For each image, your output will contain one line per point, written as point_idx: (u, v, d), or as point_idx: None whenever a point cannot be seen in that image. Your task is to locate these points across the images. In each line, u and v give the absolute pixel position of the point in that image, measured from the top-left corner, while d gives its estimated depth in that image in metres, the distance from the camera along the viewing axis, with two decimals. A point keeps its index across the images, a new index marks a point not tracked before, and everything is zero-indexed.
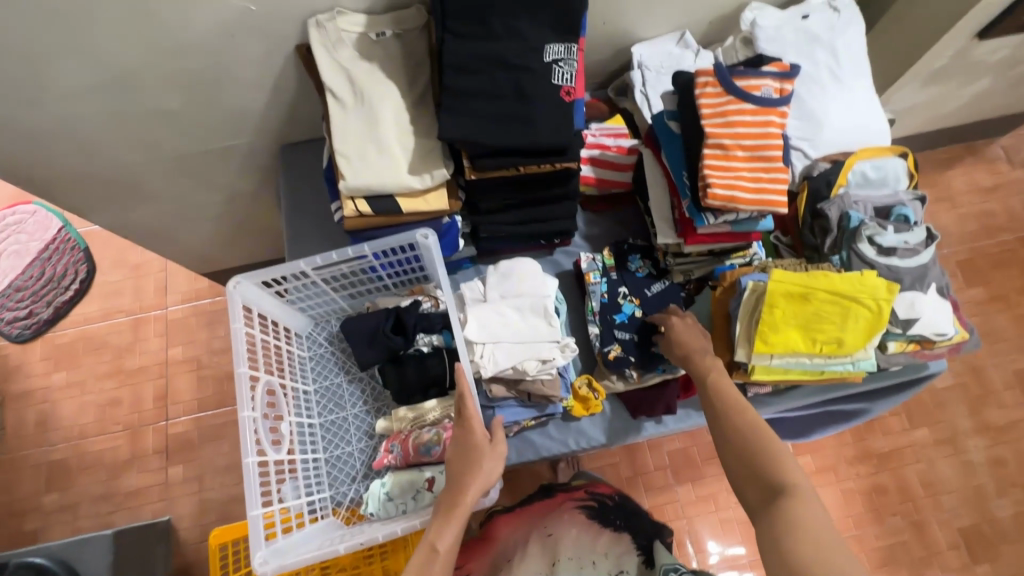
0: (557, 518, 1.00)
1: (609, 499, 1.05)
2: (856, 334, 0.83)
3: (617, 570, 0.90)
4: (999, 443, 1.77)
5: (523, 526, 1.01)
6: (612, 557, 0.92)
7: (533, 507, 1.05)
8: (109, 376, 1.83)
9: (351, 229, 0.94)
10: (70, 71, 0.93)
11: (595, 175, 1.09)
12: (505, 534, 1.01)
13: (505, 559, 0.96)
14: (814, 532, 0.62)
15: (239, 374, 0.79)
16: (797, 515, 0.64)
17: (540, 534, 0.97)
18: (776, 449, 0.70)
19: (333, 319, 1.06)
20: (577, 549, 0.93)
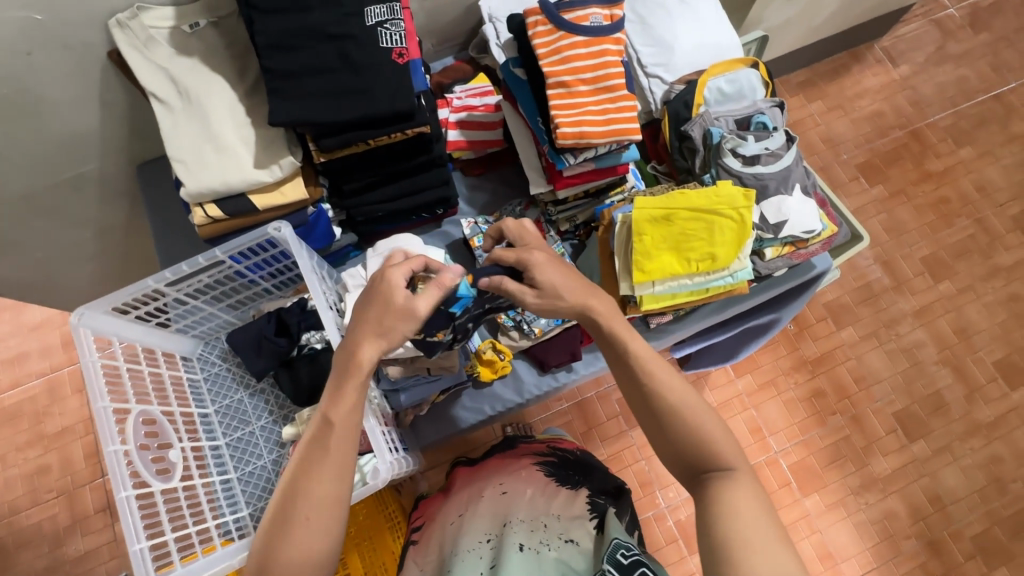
0: (514, 473, 0.90)
1: (570, 453, 0.97)
2: (726, 247, 0.83)
3: (567, 538, 0.79)
4: (918, 327, 1.87)
5: (477, 482, 0.91)
6: (563, 518, 0.82)
7: (489, 461, 0.97)
8: (31, 445, 1.71)
9: (209, 236, 0.89)
10: None
11: (463, 138, 1.06)
12: (459, 486, 0.93)
13: (458, 508, 0.88)
14: (748, 517, 0.59)
15: (98, 412, 0.73)
16: (731, 495, 0.61)
17: (495, 489, 0.88)
18: (711, 428, 0.66)
19: (224, 334, 1.01)
20: (530, 510, 0.83)
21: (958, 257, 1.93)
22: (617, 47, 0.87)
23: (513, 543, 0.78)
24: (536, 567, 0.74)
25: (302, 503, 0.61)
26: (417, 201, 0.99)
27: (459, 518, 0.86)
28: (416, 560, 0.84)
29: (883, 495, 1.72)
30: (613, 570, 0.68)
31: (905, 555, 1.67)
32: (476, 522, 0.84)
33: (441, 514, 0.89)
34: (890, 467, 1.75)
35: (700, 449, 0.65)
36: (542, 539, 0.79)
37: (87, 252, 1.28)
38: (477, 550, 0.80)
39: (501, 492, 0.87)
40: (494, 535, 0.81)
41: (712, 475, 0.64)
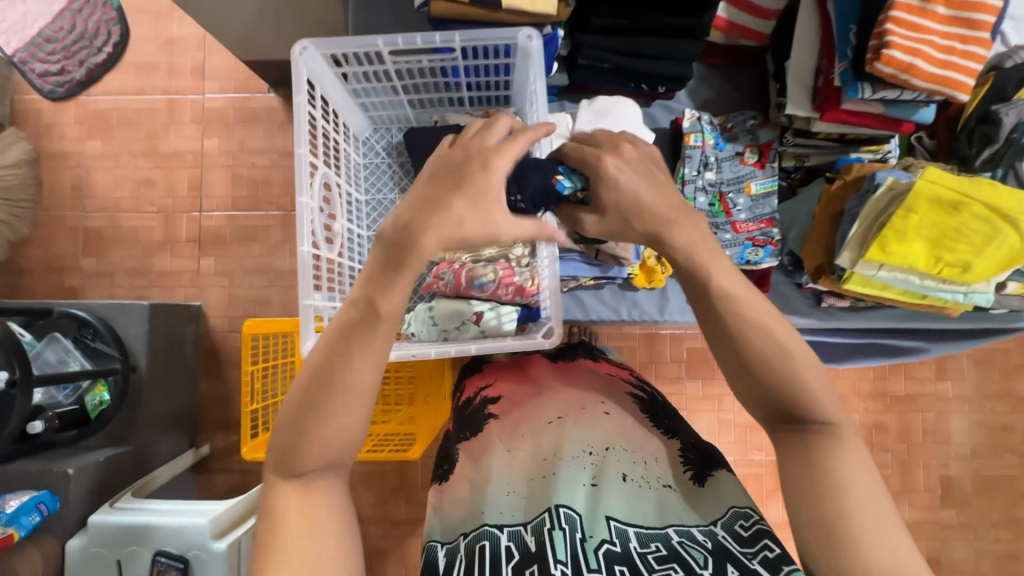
0: (614, 394, 0.76)
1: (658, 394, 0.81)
2: (989, 265, 0.72)
3: (666, 483, 0.65)
4: (1016, 411, 1.75)
5: (574, 387, 0.76)
6: (666, 463, 0.68)
7: (581, 366, 0.81)
8: (143, 155, 1.63)
9: (433, 16, 0.78)
10: None
11: (727, 18, 0.87)
12: (555, 386, 0.77)
13: (554, 406, 0.72)
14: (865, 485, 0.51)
15: (299, 158, 0.70)
16: (833, 459, 0.53)
17: (596, 404, 0.72)
18: (814, 384, 0.55)
19: (394, 128, 0.95)
20: (636, 442, 0.69)
21: None
22: None
23: (617, 470, 0.65)
24: (637, 503, 0.62)
25: (337, 391, 0.52)
26: (652, 68, 0.86)
27: (557, 419, 0.71)
28: (500, 436, 0.71)
29: None
30: (731, 539, 0.58)
31: None
32: (574, 429, 0.69)
33: (522, 400, 0.75)
34: (910, 519, 1.74)
35: (799, 404, 0.55)
36: (648, 475, 0.65)
37: None
38: (575, 461, 0.65)
39: (601, 413, 0.71)
40: (596, 449, 0.67)
41: (813, 430, 0.55)
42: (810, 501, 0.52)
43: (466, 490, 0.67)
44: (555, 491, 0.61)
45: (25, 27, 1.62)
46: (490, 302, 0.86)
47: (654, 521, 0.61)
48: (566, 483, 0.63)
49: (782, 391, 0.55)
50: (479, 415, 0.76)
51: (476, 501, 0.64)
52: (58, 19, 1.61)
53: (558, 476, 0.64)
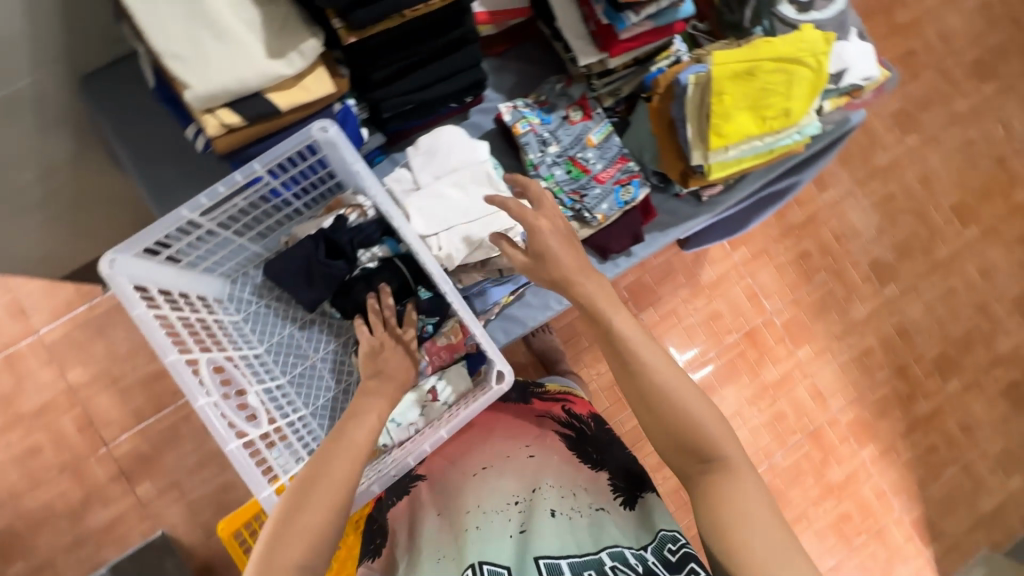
0: (539, 435, 0.88)
1: (587, 423, 0.94)
2: (801, 101, 0.80)
3: (596, 507, 0.79)
4: (888, 181, 1.99)
5: (504, 436, 0.89)
6: (592, 490, 0.81)
7: (507, 410, 0.94)
8: (8, 429, 1.36)
9: (225, 152, 0.75)
10: None
11: (487, 10, 0.91)
12: (486, 436, 0.90)
13: (482, 459, 0.86)
14: (758, 517, 0.62)
15: (172, 365, 0.65)
16: (733, 495, 0.63)
17: (522, 451, 0.86)
18: (708, 419, 0.67)
19: (252, 268, 0.89)
20: (561, 477, 0.81)
21: (923, 108, 2.02)
22: None
23: (546, 508, 0.77)
24: (569, 533, 0.74)
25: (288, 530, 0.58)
26: (451, 87, 0.87)
27: (483, 470, 0.84)
28: (433, 500, 0.85)
29: (861, 336, 1.93)
30: (659, 562, 0.69)
31: (879, 382, 1.92)
32: (504, 480, 0.82)
33: (457, 459, 0.88)
34: (867, 311, 1.94)
35: (698, 440, 0.66)
36: (574, 505, 0.78)
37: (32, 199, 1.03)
38: (506, 512, 0.78)
39: (527, 458, 0.84)
40: (522, 496, 0.80)
41: (712, 467, 0.66)
42: (711, 527, 0.63)
43: (402, 550, 0.82)
44: (474, 549, 0.73)
45: None
46: (436, 373, 0.85)
47: (588, 546, 0.72)
48: (488, 538, 0.75)
49: (681, 430, 0.67)
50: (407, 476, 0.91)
51: (407, 561, 0.80)
52: None
53: (483, 529, 0.76)
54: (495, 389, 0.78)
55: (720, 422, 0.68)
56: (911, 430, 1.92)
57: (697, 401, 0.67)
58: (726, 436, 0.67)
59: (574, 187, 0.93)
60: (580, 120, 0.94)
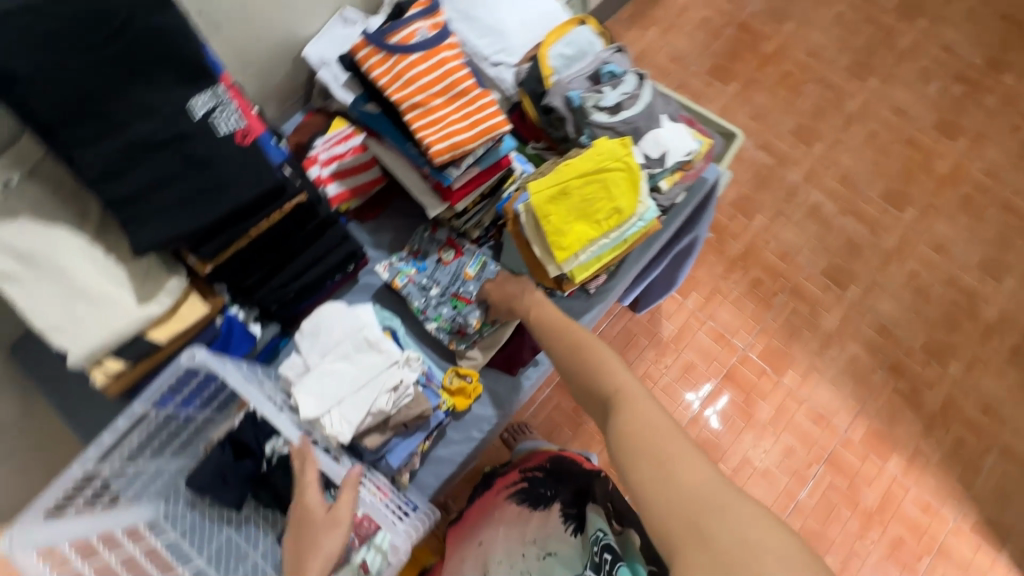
0: (489, 521, 0.95)
1: (538, 470, 0.98)
2: (625, 196, 0.87)
3: (546, 553, 0.85)
4: (809, 191, 2.05)
5: (464, 538, 0.98)
6: (538, 539, 0.87)
7: (474, 510, 1.03)
8: None
9: (121, 391, 0.84)
10: None
11: (346, 189, 1.03)
12: (459, 549, 0.97)
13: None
14: (643, 429, 0.68)
15: None
16: (630, 413, 0.71)
17: (474, 544, 0.94)
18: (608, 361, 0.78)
19: (182, 482, 0.92)
20: (507, 546, 0.88)
21: (818, 118, 2.13)
22: (455, 51, 0.87)
23: None
24: None
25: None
26: (323, 267, 0.96)
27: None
28: None
29: (842, 346, 1.88)
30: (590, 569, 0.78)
31: (879, 386, 1.84)
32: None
33: None
34: (838, 319, 1.91)
35: (596, 382, 0.77)
36: (523, 563, 0.85)
37: None
38: None
39: (476, 544, 0.93)
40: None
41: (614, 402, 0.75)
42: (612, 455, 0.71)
43: None
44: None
45: None
46: None
47: None
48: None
49: (586, 378, 0.79)
50: None
51: None
52: None
53: None
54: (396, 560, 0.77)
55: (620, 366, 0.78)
56: (932, 427, 1.80)
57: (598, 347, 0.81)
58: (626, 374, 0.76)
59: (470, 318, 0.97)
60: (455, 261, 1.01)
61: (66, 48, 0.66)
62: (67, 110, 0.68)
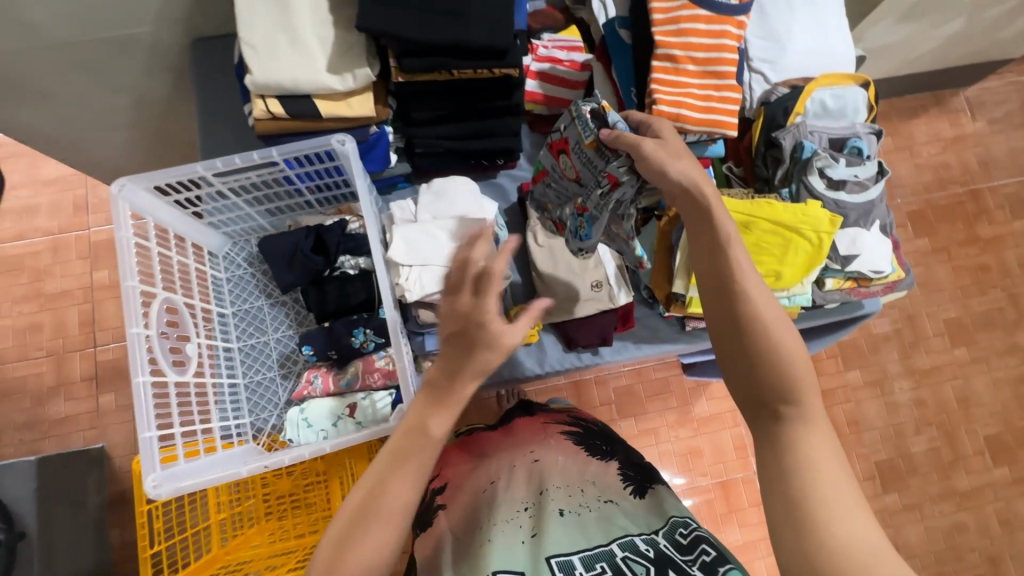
0: (543, 441, 0.88)
1: (593, 424, 0.95)
2: (795, 267, 0.80)
3: (605, 500, 0.78)
4: (923, 385, 1.82)
5: (508, 445, 0.89)
6: (600, 484, 0.81)
7: (516, 425, 0.94)
8: (27, 300, 1.68)
9: (262, 134, 0.84)
10: None
11: (541, 92, 0.99)
12: (497, 450, 0.89)
13: (490, 475, 0.84)
14: (826, 467, 0.53)
15: (127, 289, 0.71)
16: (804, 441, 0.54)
17: (526, 457, 0.85)
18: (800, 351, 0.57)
19: (253, 237, 0.98)
20: (565, 477, 0.82)
21: (981, 326, 1.85)
22: (740, 31, 0.80)
23: (555, 508, 0.77)
24: (577, 530, 0.74)
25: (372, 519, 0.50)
26: (482, 145, 0.93)
27: (492, 486, 0.82)
28: (451, 524, 0.80)
29: None
30: (672, 548, 0.69)
31: None
32: (509, 487, 0.81)
33: (473, 484, 0.84)
34: None
35: (775, 367, 0.56)
36: (582, 502, 0.78)
37: (125, 118, 1.25)
38: (516, 519, 0.77)
39: (532, 460, 0.84)
40: (531, 502, 0.79)
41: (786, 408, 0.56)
42: (776, 485, 0.53)
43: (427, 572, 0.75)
44: (495, 559, 0.70)
45: None
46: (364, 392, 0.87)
47: (599, 539, 0.72)
48: (507, 543, 0.73)
49: (757, 351, 0.57)
50: (428, 508, 0.85)
51: None
52: None
53: (498, 539, 0.73)
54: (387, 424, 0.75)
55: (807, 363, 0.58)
56: None
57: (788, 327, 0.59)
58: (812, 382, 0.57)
59: (575, 161, 0.81)
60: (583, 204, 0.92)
61: None
62: None
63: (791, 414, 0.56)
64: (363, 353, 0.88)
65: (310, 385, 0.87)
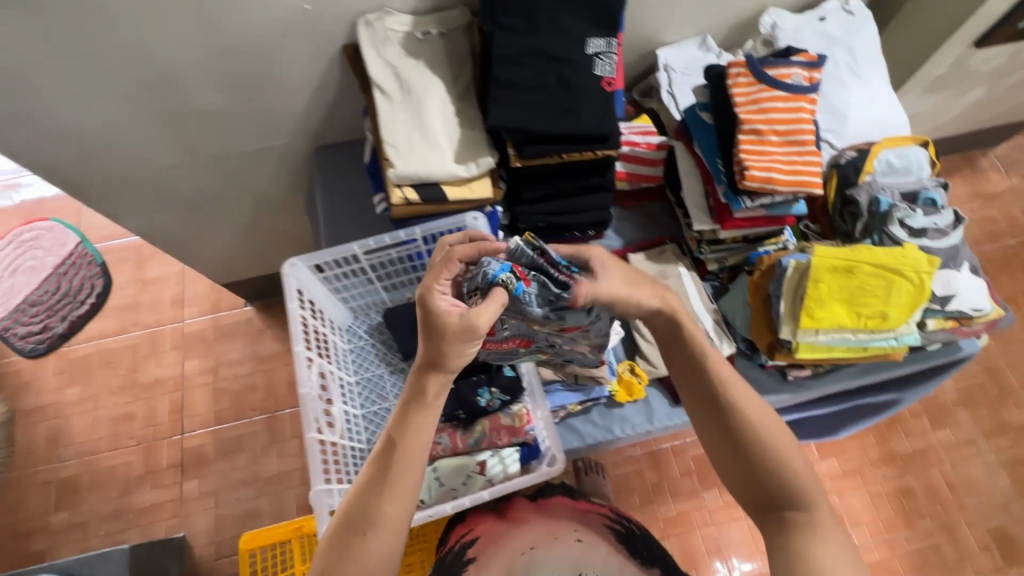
0: (588, 526, 0.94)
1: (635, 526, 0.96)
2: (900, 308, 0.85)
3: None
4: None
5: (551, 522, 0.94)
6: None
7: (556, 504, 0.97)
8: (123, 391, 1.79)
9: (397, 217, 0.97)
10: (124, 81, 0.97)
11: (625, 171, 1.11)
12: (533, 521, 0.94)
13: (528, 541, 0.91)
14: (831, 563, 0.64)
15: (297, 354, 0.82)
16: (806, 541, 0.66)
17: (570, 538, 0.92)
18: (793, 458, 0.71)
19: (373, 311, 1.08)
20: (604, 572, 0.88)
21: None
22: (812, 107, 0.91)
23: None
24: None
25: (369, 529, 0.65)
26: (578, 219, 1.05)
27: (530, 551, 0.89)
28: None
29: None
30: None
31: None
32: (547, 563, 0.88)
33: (502, 547, 0.90)
34: None
35: (771, 475, 0.70)
36: None
37: (241, 218, 1.42)
38: None
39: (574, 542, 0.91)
40: None
41: (790, 511, 0.69)
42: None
43: None
44: None
45: (9, 299, 1.86)
46: (489, 449, 0.91)
47: None
48: None
49: (755, 464, 0.71)
50: (457, 561, 0.90)
51: None
52: (45, 284, 1.88)
53: None
54: (544, 469, 0.86)
55: (801, 466, 0.71)
56: None
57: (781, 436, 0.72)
58: (813, 484, 0.70)
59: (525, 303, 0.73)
60: (510, 337, 0.83)
61: None
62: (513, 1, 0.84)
63: (799, 517, 0.69)
64: (489, 410, 0.91)
65: (435, 446, 0.91)
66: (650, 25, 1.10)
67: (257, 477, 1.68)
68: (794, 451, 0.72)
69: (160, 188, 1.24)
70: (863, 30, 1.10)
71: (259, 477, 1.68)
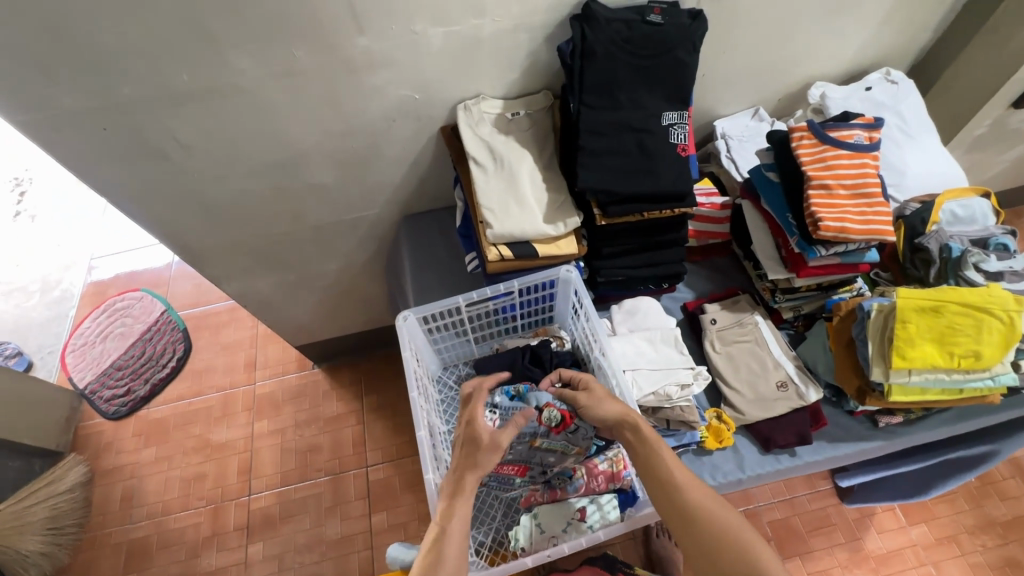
0: None
1: None
2: (992, 347, 0.87)
3: None
4: None
5: None
6: None
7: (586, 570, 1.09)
8: (196, 451, 1.73)
9: (491, 272, 1.05)
10: (257, 162, 1.11)
11: (695, 229, 1.20)
12: None
13: None
14: None
15: (412, 398, 0.93)
16: None
17: None
18: (743, 530, 0.69)
19: (461, 364, 1.18)
20: None
21: None
22: (875, 163, 0.99)
23: None
24: None
25: None
26: (654, 271, 1.12)
27: None
28: None
29: None
30: None
31: None
32: None
33: None
34: None
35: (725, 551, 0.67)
36: None
37: (324, 281, 1.51)
38: None
39: None
40: None
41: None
42: None
43: None
44: None
45: (99, 363, 1.88)
46: (586, 497, 0.94)
47: None
48: None
49: (712, 542, 0.69)
50: None
51: None
52: (130, 349, 1.90)
53: None
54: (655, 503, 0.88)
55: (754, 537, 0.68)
56: None
57: (725, 511, 0.71)
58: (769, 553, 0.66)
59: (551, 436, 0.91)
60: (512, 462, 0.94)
61: (629, 52, 0.96)
62: (600, 85, 0.97)
63: None
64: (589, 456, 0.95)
65: (535, 491, 0.95)
66: (709, 100, 1.23)
67: (322, 541, 1.57)
68: (742, 523, 0.70)
69: (263, 254, 1.35)
70: (909, 95, 1.20)
71: (324, 541, 1.57)
